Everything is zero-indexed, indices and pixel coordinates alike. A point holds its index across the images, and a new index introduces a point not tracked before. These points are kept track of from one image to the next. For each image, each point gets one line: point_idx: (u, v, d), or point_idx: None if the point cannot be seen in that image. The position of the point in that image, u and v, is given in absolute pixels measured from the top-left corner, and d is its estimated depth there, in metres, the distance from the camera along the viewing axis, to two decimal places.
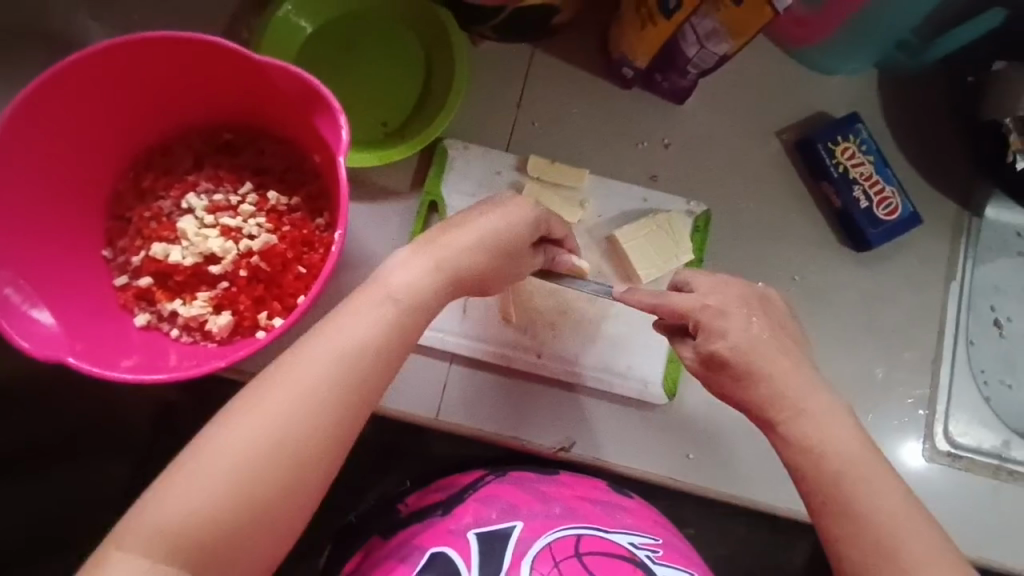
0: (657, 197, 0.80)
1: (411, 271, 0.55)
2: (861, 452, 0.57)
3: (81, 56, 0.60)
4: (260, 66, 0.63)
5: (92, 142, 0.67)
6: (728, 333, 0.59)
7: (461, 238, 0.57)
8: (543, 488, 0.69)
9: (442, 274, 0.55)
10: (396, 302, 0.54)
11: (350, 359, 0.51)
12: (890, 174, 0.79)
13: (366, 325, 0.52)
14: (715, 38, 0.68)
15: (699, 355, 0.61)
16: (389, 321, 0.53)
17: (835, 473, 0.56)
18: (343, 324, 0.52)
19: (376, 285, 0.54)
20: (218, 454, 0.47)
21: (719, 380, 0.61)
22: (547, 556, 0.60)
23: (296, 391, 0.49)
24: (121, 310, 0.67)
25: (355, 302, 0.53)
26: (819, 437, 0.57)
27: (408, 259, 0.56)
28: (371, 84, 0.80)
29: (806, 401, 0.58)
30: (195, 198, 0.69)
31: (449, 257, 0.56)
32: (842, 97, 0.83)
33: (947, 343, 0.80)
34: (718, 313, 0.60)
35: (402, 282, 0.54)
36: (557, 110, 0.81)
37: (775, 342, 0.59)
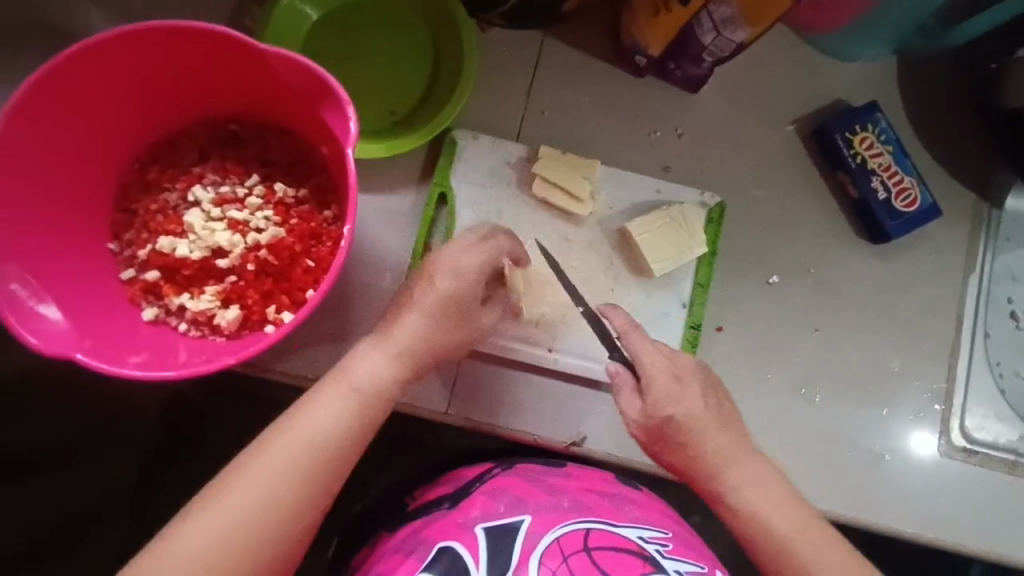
0: (670, 188, 0.78)
1: (381, 359, 0.60)
2: (799, 517, 0.61)
3: (84, 47, 0.59)
4: (266, 57, 0.62)
5: (98, 135, 0.66)
6: (681, 402, 0.64)
7: (411, 323, 0.61)
8: (550, 481, 0.68)
9: (399, 364, 0.60)
10: (365, 390, 0.58)
11: (323, 444, 0.56)
12: (909, 164, 0.77)
13: (332, 417, 0.57)
14: (732, 25, 0.67)
15: (646, 419, 0.64)
16: (354, 412, 0.58)
17: (780, 537, 0.60)
18: (318, 408, 0.57)
19: (347, 371, 0.59)
20: (195, 532, 0.51)
21: (658, 441, 0.64)
22: (556, 551, 0.59)
23: (268, 476, 0.54)
24: (129, 304, 0.67)
25: (327, 388, 0.58)
26: (761, 505, 0.61)
27: (369, 354, 0.60)
28: (378, 73, 0.78)
29: (746, 468, 0.63)
30: (201, 190, 0.68)
31: (406, 347, 0.60)
32: (860, 84, 0.81)
33: (964, 336, 0.79)
34: (676, 380, 0.64)
35: (374, 367, 0.59)
36: (567, 99, 0.79)
37: (715, 417, 0.64)
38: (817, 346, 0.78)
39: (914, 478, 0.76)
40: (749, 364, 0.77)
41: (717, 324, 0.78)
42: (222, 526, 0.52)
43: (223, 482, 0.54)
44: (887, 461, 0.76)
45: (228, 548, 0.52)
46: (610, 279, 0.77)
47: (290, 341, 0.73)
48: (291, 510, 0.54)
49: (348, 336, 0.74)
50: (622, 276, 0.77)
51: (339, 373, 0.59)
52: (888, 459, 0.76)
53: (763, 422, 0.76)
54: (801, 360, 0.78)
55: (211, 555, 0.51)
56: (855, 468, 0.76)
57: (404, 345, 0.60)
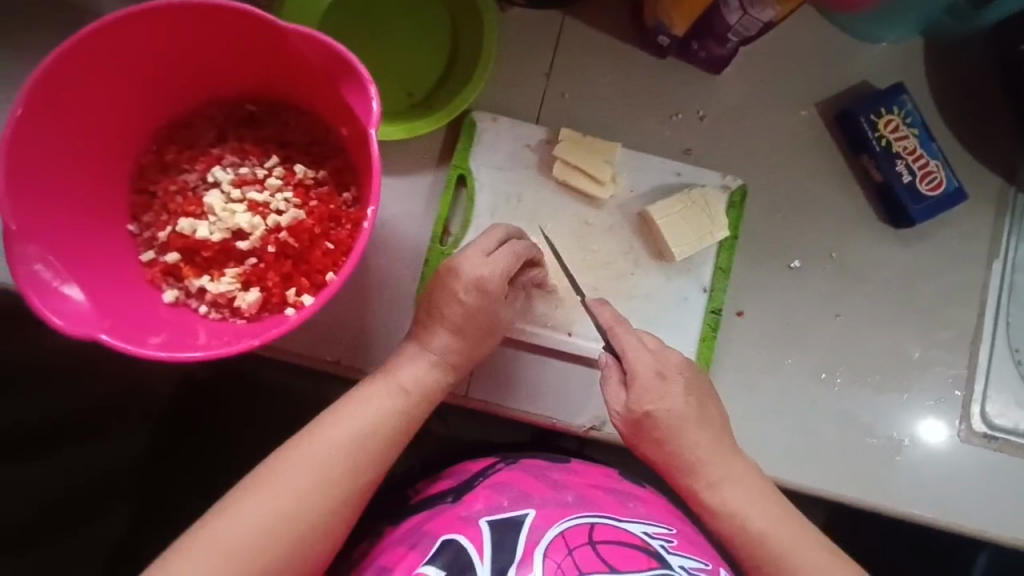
0: (691, 170, 0.77)
1: (422, 364, 0.63)
2: (779, 516, 0.63)
3: (104, 23, 0.58)
4: (287, 34, 0.61)
5: (117, 115, 0.65)
6: (663, 399, 0.65)
7: (450, 321, 0.63)
8: (554, 477, 0.69)
9: (441, 365, 0.64)
10: (406, 393, 0.62)
11: (366, 441, 0.59)
12: (935, 147, 0.76)
13: (378, 413, 0.61)
14: (760, 4, 0.66)
15: (627, 414, 0.65)
16: (400, 410, 0.61)
17: (760, 534, 0.62)
18: (364, 406, 0.61)
19: (390, 373, 0.63)
20: (250, 514, 0.54)
21: (640, 437, 0.66)
22: (561, 545, 0.59)
23: (319, 464, 0.57)
24: (150, 287, 0.67)
25: (372, 387, 0.62)
26: (739, 504, 0.63)
27: (413, 355, 0.64)
28: (396, 52, 0.77)
29: (727, 469, 0.64)
30: (220, 171, 0.67)
31: (447, 348, 0.64)
32: (886, 66, 0.79)
33: (987, 322, 0.78)
34: (658, 377, 0.65)
35: (414, 371, 0.63)
36: (587, 80, 0.78)
37: (697, 414, 0.65)
38: (838, 331, 0.77)
39: (934, 465, 0.76)
40: (769, 349, 0.77)
41: (737, 309, 0.77)
42: (271, 507, 0.55)
43: (271, 466, 0.57)
44: (907, 447, 0.76)
45: (271, 532, 0.54)
46: (631, 263, 0.76)
47: (310, 325, 0.73)
48: (331, 502, 0.57)
49: (367, 320, 0.74)
50: (643, 261, 0.76)
51: (384, 373, 0.63)
52: (907, 445, 0.76)
53: (781, 408, 0.76)
54: (821, 346, 0.77)
55: (255, 536, 0.54)
56: (873, 454, 0.76)
57: (443, 352, 0.64)
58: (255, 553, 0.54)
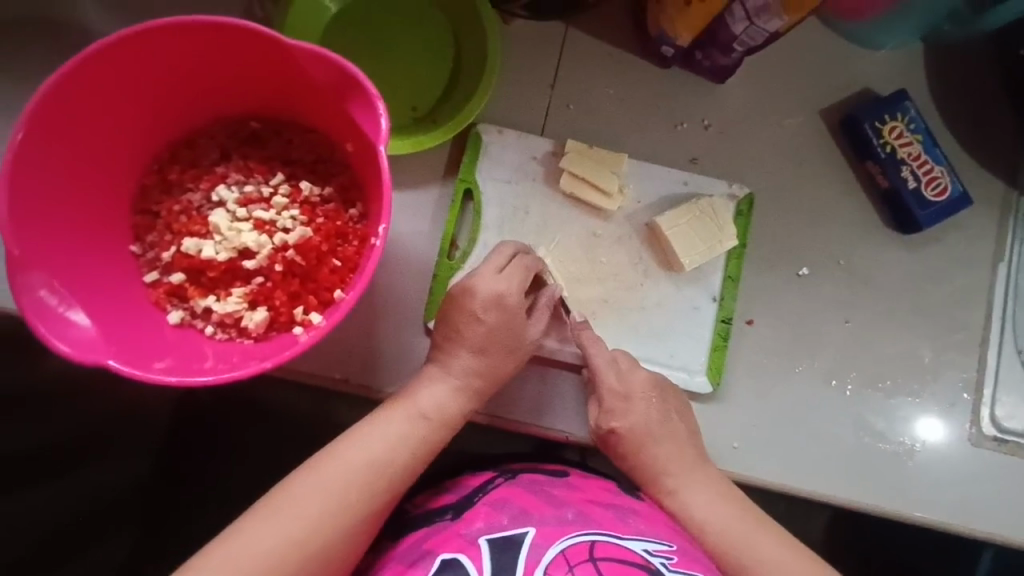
0: (699, 180, 0.77)
1: (442, 387, 0.63)
2: (744, 523, 0.63)
3: (107, 44, 0.57)
4: (292, 51, 0.60)
5: (120, 135, 0.64)
6: (626, 415, 0.68)
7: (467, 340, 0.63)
8: (554, 492, 0.67)
9: (460, 387, 0.63)
10: (426, 419, 0.61)
11: (385, 468, 0.58)
12: (939, 153, 0.76)
13: (400, 435, 0.60)
14: (766, 14, 0.65)
15: (596, 429, 0.69)
16: (420, 433, 0.61)
17: (717, 540, 0.63)
18: (382, 430, 0.60)
19: (410, 398, 0.62)
20: (264, 532, 0.53)
21: (611, 451, 0.69)
22: (561, 563, 0.58)
23: (337, 485, 0.56)
24: (154, 308, 0.65)
25: (391, 411, 0.61)
26: (695, 512, 0.64)
27: (432, 378, 0.63)
28: (400, 66, 0.77)
29: (690, 478, 0.66)
30: (225, 190, 0.66)
31: (466, 370, 0.63)
32: (888, 72, 0.80)
33: (994, 324, 0.79)
34: (622, 395, 0.68)
35: (435, 395, 0.62)
36: (592, 91, 0.78)
37: (659, 429, 0.67)
38: (848, 337, 0.77)
39: (945, 468, 0.76)
40: (780, 356, 0.77)
41: (747, 317, 0.77)
42: (284, 533, 0.53)
43: (285, 490, 0.56)
44: (919, 452, 0.76)
45: (280, 559, 0.52)
46: (640, 274, 0.76)
47: (318, 344, 0.72)
48: (343, 528, 0.55)
49: (375, 335, 0.73)
50: (652, 272, 0.76)
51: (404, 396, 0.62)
52: (918, 450, 0.76)
53: (792, 416, 0.76)
54: (831, 352, 0.77)
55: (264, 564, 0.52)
56: (885, 459, 0.76)
57: (463, 374, 0.63)
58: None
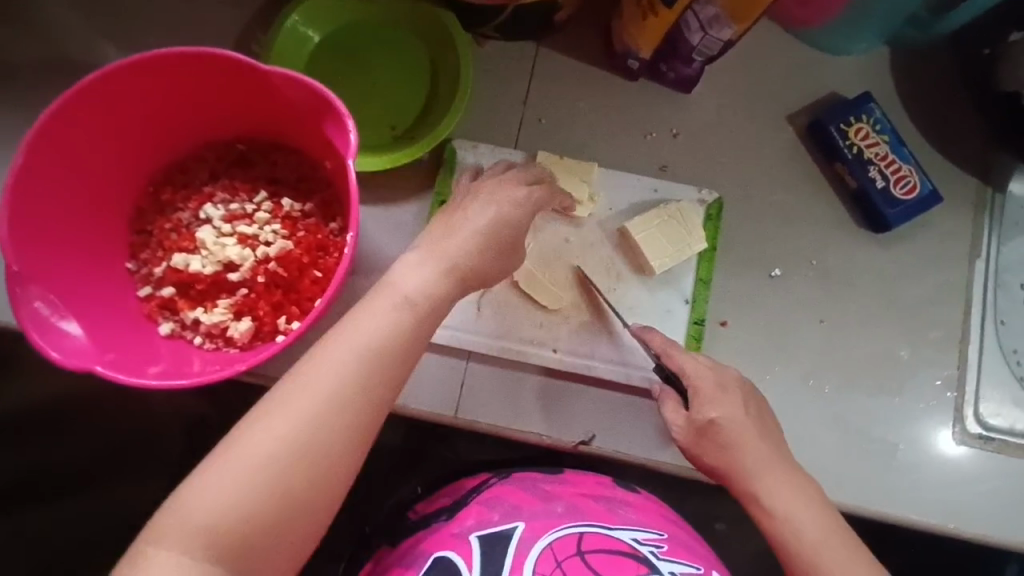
0: (668, 186, 0.79)
1: (423, 274, 0.59)
2: (829, 528, 0.61)
3: (100, 77, 0.62)
4: (270, 77, 0.65)
5: (117, 160, 0.70)
6: (725, 408, 0.66)
7: (455, 233, 0.62)
8: (547, 487, 0.68)
9: (450, 275, 0.60)
10: (412, 304, 0.58)
11: (368, 359, 0.55)
12: (906, 152, 0.77)
13: (381, 324, 0.57)
14: (717, 24, 0.69)
15: (689, 425, 0.66)
16: (408, 316, 0.58)
17: (811, 545, 0.61)
18: (363, 318, 0.57)
19: (391, 286, 0.59)
20: (275, 415, 0.52)
21: (704, 448, 0.66)
22: (549, 557, 0.62)
23: (334, 366, 0.54)
24: (147, 321, 0.69)
25: (381, 298, 0.58)
26: (790, 512, 0.62)
27: (418, 266, 0.60)
28: (380, 90, 0.81)
29: (768, 486, 0.63)
30: (212, 208, 0.71)
31: (455, 257, 0.61)
32: (854, 77, 0.81)
33: (974, 323, 0.78)
34: (719, 389, 0.67)
35: (412, 285, 0.59)
36: (565, 105, 0.81)
37: (756, 423, 0.66)
38: (824, 336, 0.78)
39: (932, 468, 0.75)
40: (756, 357, 0.77)
41: (721, 320, 0.78)
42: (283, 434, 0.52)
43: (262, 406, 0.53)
44: (902, 451, 0.75)
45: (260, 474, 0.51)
46: (612, 278, 0.78)
47: (301, 349, 0.76)
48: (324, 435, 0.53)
49: None
50: (624, 276, 0.78)
51: (388, 285, 0.59)
52: (902, 448, 0.76)
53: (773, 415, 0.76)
54: (807, 352, 0.78)
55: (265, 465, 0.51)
56: (870, 458, 0.75)
57: (445, 258, 0.60)
58: (251, 497, 0.51)
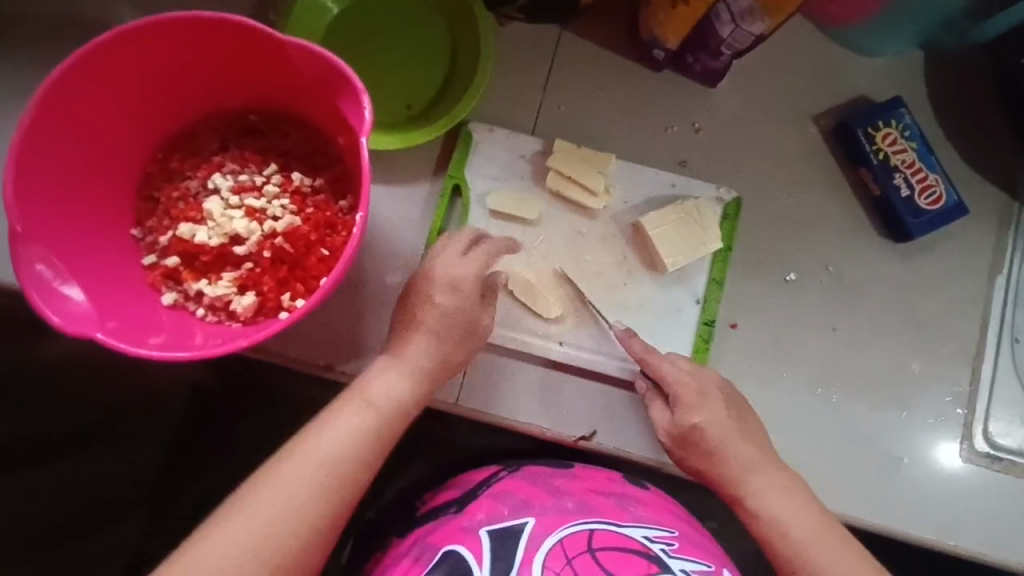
0: (686, 182, 0.77)
1: (386, 382, 0.62)
2: (821, 527, 0.61)
3: (111, 36, 0.61)
4: (287, 47, 0.63)
5: (125, 124, 0.68)
6: (705, 410, 0.66)
7: (419, 335, 0.64)
8: (556, 483, 0.68)
9: (415, 377, 0.63)
10: (379, 411, 0.61)
11: (338, 460, 0.57)
12: (935, 161, 0.75)
13: (346, 430, 0.59)
14: (749, 17, 0.67)
15: (673, 429, 0.67)
16: (371, 424, 0.60)
17: (802, 541, 0.60)
18: (335, 423, 0.59)
19: (357, 395, 0.61)
20: (244, 521, 0.53)
21: (688, 453, 0.67)
22: (559, 553, 0.59)
23: (302, 474, 0.56)
24: (150, 289, 0.68)
25: (347, 405, 0.60)
26: (778, 511, 0.62)
27: (383, 371, 0.62)
28: (397, 66, 0.79)
29: (755, 480, 0.63)
30: (220, 178, 0.69)
31: (420, 363, 0.63)
32: (885, 80, 0.79)
33: (990, 340, 0.77)
34: (698, 392, 0.67)
35: (376, 397, 0.61)
36: (585, 93, 0.79)
37: (738, 425, 0.66)
38: (836, 344, 0.76)
39: (937, 484, 0.74)
40: (765, 361, 0.76)
41: (731, 321, 0.76)
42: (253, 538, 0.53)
43: (238, 502, 0.54)
44: (907, 465, 0.74)
45: None
46: (623, 273, 0.76)
47: (305, 326, 0.75)
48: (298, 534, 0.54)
49: (362, 326, 0.75)
50: (635, 272, 0.76)
51: (354, 391, 0.62)
52: (907, 462, 0.74)
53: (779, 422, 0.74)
54: (817, 360, 0.76)
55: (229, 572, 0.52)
56: (874, 470, 0.74)
57: (411, 365, 0.63)
58: None
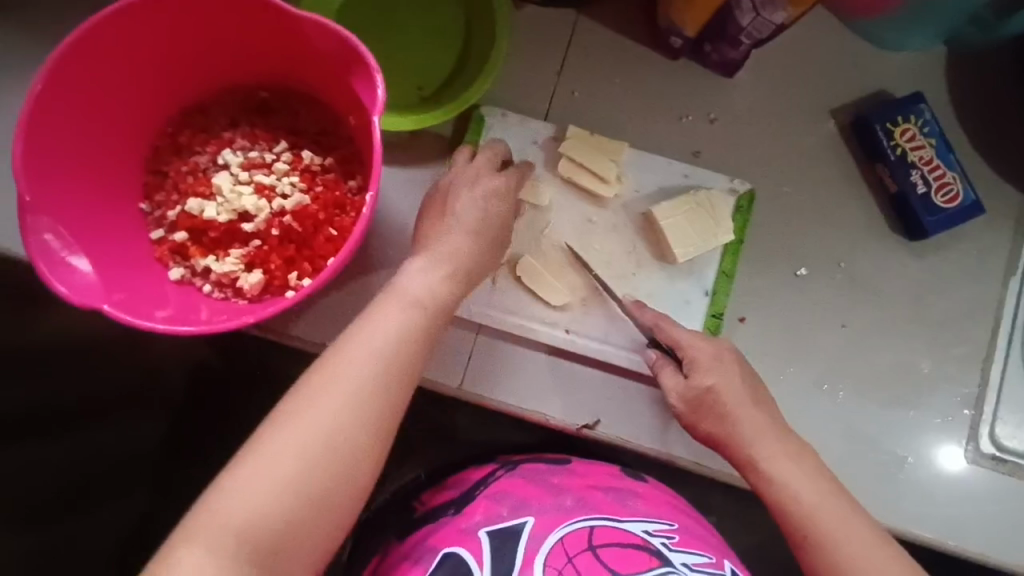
0: (700, 173, 0.76)
1: (426, 281, 0.58)
2: (829, 496, 0.61)
3: (123, 6, 0.60)
4: (301, 23, 0.62)
5: (136, 96, 0.68)
6: (721, 374, 0.66)
7: (457, 238, 0.61)
8: (553, 480, 0.68)
9: (456, 277, 0.59)
10: (420, 307, 0.56)
11: (384, 363, 0.52)
12: (953, 159, 0.74)
13: (390, 330, 0.54)
14: (771, 6, 0.66)
15: (686, 392, 0.66)
16: (417, 322, 0.55)
17: (811, 507, 0.60)
18: (378, 323, 0.54)
19: (394, 295, 0.56)
20: (289, 439, 0.48)
21: (702, 417, 0.66)
22: (560, 553, 0.60)
23: (346, 384, 0.51)
24: (157, 264, 0.68)
25: (385, 307, 0.55)
26: (788, 477, 0.62)
27: (421, 270, 0.58)
28: (410, 47, 0.78)
29: (766, 446, 0.63)
30: (230, 154, 0.69)
31: (460, 261, 0.60)
32: (906, 76, 0.78)
33: (1000, 342, 0.76)
34: (714, 356, 0.66)
35: (417, 295, 0.57)
36: (600, 79, 0.78)
37: (751, 391, 0.66)
38: (845, 342, 0.76)
39: (941, 485, 0.73)
40: (772, 356, 0.75)
41: (740, 315, 0.76)
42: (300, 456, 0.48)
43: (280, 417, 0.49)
44: (911, 465, 0.74)
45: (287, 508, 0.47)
46: (633, 263, 0.75)
47: (310, 306, 0.74)
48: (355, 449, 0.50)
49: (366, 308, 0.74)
50: (645, 261, 0.75)
51: (391, 294, 0.57)
52: (912, 462, 0.74)
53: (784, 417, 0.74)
54: (825, 357, 0.76)
55: (277, 494, 0.47)
56: (878, 469, 0.73)
57: (450, 264, 0.59)
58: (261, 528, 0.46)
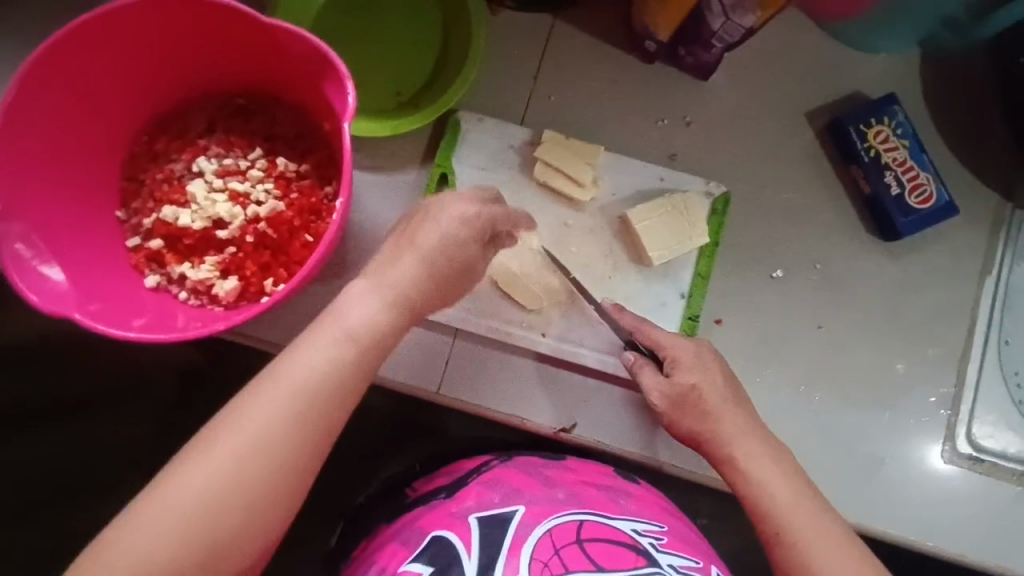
0: (675, 176, 0.77)
1: (364, 311, 0.55)
2: (801, 492, 0.61)
3: (93, 16, 0.60)
4: (272, 30, 0.62)
5: (110, 104, 0.68)
6: (704, 374, 0.66)
7: (404, 267, 0.57)
8: (547, 473, 0.69)
9: (395, 308, 0.56)
10: (354, 339, 0.55)
11: (315, 391, 0.53)
12: (927, 160, 0.74)
13: (321, 358, 0.53)
14: (741, 10, 0.68)
15: (669, 392, 0.66)
16: (350, 355, 0.54)
17: (788, 503, 0.60)
18: (311, 348, 0.54)
19: (333, 319, 0.55)
20: (214, 459, 0.50)
21: (683, 415, 0.65)
22: (547, 543, 0.59)
23: (274, 412, 0.51)
24: (132, 271, 0.68)
25: (321, 331, 0.55)
26: (764, 476, 0.62)
27: (362, 295, 0.56)
28: (387, 52, 0.79)
29: (743, 445, 0.63)
30: (204, 161, 0.69)
31: (402, 292, 0.57)
32: (881, 77, 0.78)
33: (977, 342, 0.76)
34: (697, 356, 0.67)
35: (354, 325, 0.55)
36: (577, 83, 0.78)
37: (731, 392, 0.66)
38: (822, 343, 0.76)
39: (917, 484, 0.73)
40: (749, 358, 0.75)
41: (716, 317, 0.76)
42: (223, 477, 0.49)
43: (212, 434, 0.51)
44: (887, 465, 0.74)
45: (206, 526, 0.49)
46: (609, 266, 0.76)
47: (288, 312, 0.75)
48: (250, 489, 0.50)
49: None
50: (622, 264, 0.76)
51: (329, 318, 0.56)
52: (889, 462, 0.74)
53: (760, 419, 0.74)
54: (802, 357, 0.76)
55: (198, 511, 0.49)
56: (855, 470, 0.74)
57: (392, 294, 0.56)
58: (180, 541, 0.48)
